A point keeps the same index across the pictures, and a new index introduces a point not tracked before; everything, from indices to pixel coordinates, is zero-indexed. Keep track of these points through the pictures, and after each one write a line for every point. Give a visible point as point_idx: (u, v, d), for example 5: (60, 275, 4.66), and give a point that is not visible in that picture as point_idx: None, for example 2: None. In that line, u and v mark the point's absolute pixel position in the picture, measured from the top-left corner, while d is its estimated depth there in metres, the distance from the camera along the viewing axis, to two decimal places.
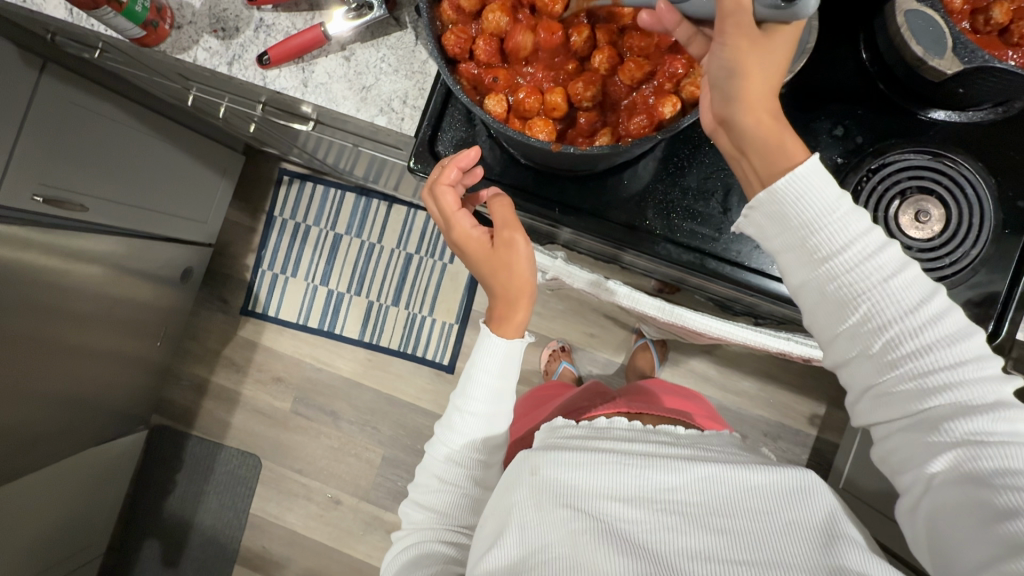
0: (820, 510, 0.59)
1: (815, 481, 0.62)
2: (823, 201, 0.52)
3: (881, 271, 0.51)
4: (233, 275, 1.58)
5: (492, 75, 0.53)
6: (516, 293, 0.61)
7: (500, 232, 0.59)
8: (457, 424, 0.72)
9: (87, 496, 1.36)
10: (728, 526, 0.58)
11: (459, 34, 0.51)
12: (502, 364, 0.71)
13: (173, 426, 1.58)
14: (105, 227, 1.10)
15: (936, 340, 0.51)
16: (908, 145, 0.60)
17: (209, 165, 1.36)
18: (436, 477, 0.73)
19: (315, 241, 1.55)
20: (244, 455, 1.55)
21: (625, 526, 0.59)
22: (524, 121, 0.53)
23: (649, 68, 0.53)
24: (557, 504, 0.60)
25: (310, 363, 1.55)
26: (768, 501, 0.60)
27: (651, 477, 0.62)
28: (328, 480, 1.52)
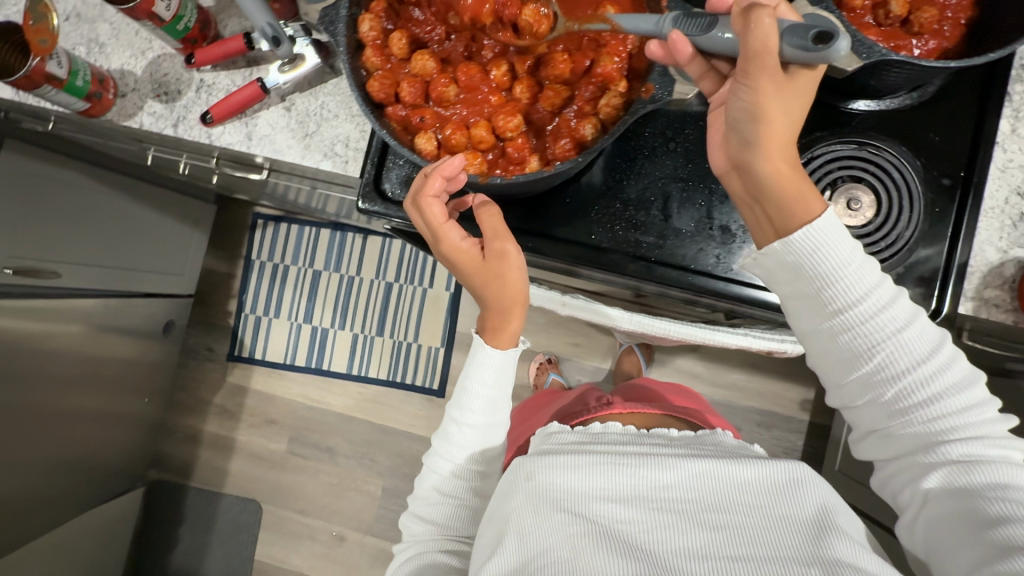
0: (811, 504, 0.61)
1: (808, 476, 0.63)
2: (838, 252, 0.55)
3: (894, 323, 0.55)
4: (217, 322, 1.58)
5: (420, 115, 0.56)
6: (510, 301, 0.62)
7: (492, 242, 0.59)
8: (454, 435, 0.73)
9: (89, 560, 1.34)
10: (720, 524, 0.59)
11: (383, 80, 0.54)
12: (496, 372, 0.71)
13: (171, 479, 1.57)
14: (81, 290, 1.10)
15: (945, 387, 0.55)
16: (833, 139, 0.63)
17: (181, 217, 1.37)
18: (435, 486, 0.73)
19: (295, 280, 1.56)
20: (245, 501, 1.54)
21: (622, 526, 0.61)
22: (454, 156, 0.57)
23: (567, 93, 0.58)
24: (555, 509, 0.62)
25: (301, 402, 1.55)
26: (760, 499, 0.61)
27: (647, 476, 0.64)
28: (331, 517, 1.52)
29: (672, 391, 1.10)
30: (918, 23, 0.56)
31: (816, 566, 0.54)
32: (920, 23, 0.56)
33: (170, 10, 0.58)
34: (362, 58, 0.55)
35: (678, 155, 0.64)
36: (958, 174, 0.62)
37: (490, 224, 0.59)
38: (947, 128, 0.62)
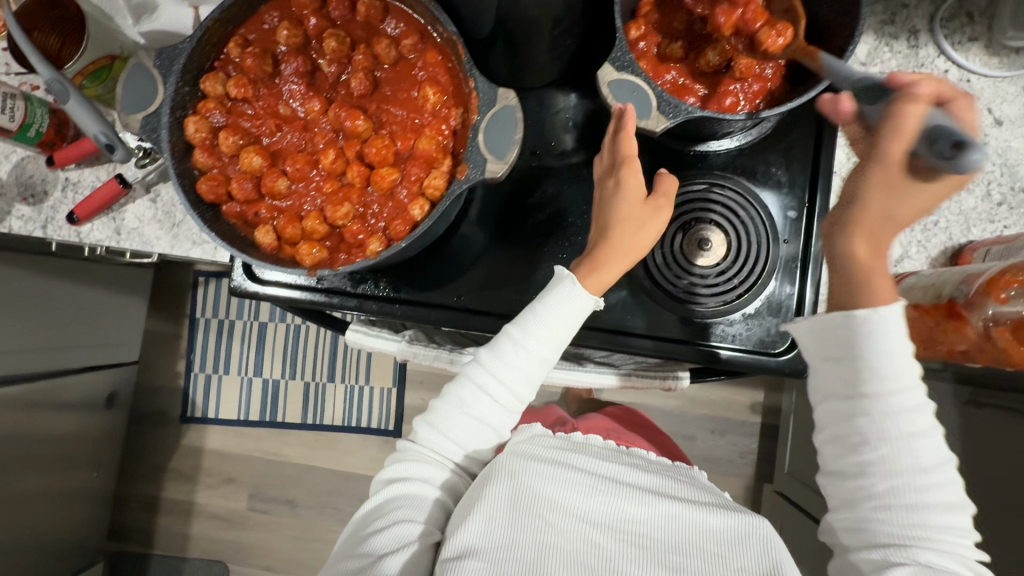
0: (759, 555, 0.63)
1: (760, 532, 0.65)
2: (892, 351, 0.59)
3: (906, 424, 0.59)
4: (166, 385, 1.57)
5: (255, 210, 0.64)
6: (629, 256, 0.65)
7: (655, 201, 0.66)
8: (501, 372, 0.69)
9: None
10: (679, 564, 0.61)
11: (212, 182, 0.62)
12: (568, 318, 0.66)
13: (134, 550, 1.55)
14: (8, 378, 1.08)
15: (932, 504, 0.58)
16: (682, 183, 0.72)
17: (114, 287, 1.36)
18: (457, 412, 0.71)
19: (241, 335, 1.55)
20: (209, 563, 1.52)
21: (588, 545, 0.62)
22: (292, 245, 0.64)
23: (394, 177, 0.63)
24: (537, 516, 0.63)
25: (258, 457, 1.53)
26: (723, 548, 0.63)
27: (626, 506, 0.66)
28: (299, 570, 1.50)
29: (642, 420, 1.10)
30: (739, 70, 0.63)
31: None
32: (740, 70, 0.63)
33: (16, 120, 0.65)
34: (193, 159, 0.62)
35: (543, 209, 0.73)
36: (801, 207, 0.72)
37: (663, 190, 0.67)
38: (789, 164, 0.73)
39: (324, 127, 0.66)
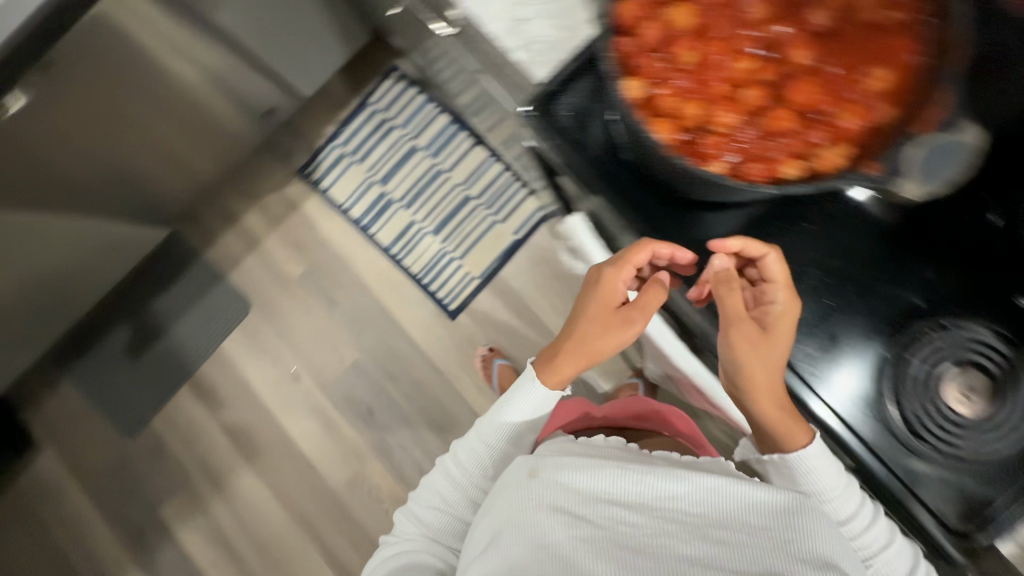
0: (803, 530, 0.60)
1: (805, 509, 0.62)
2: (830, 479, 0.73)
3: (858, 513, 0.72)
4: (307, 135, 1.61)
5: (653, 67, 0.69)
6: (591, 348, 0.79)
7: (625, 309, 0.79)
8: (472, 450, 0.85)
9: (96, 264, 1.41)
10: (721, 538, 0.60)
11: (650, 24, 0.68)
12: (540, 401, 0.83)
13: (191, 243, 1.63)
14: (226, 33, 1.12)
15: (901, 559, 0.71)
16: (977, 324, 0.80)
17: (337, 26, 1.37)
18: (448, 480, 0.86)
19: (392, 143, 1.57)
20: (238, 296, 1.60)
21: (623, 529, 0.62)
22: (661, 119, 0.69)
23: (784, 124, 0.67)
24: (558, 508, 0.65)
25: (333, 247, 1.58)
26: (768, 524, 0.61)
27: (656, 487, 0.66)
28: (299, 355, 1.57)
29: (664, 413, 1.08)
30: None
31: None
32: None
33: None
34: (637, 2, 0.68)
35: (832, 253, 0.87)
36: None
37: (648, 297, 0.79)
38: None
39: (754, 34, 0.68)
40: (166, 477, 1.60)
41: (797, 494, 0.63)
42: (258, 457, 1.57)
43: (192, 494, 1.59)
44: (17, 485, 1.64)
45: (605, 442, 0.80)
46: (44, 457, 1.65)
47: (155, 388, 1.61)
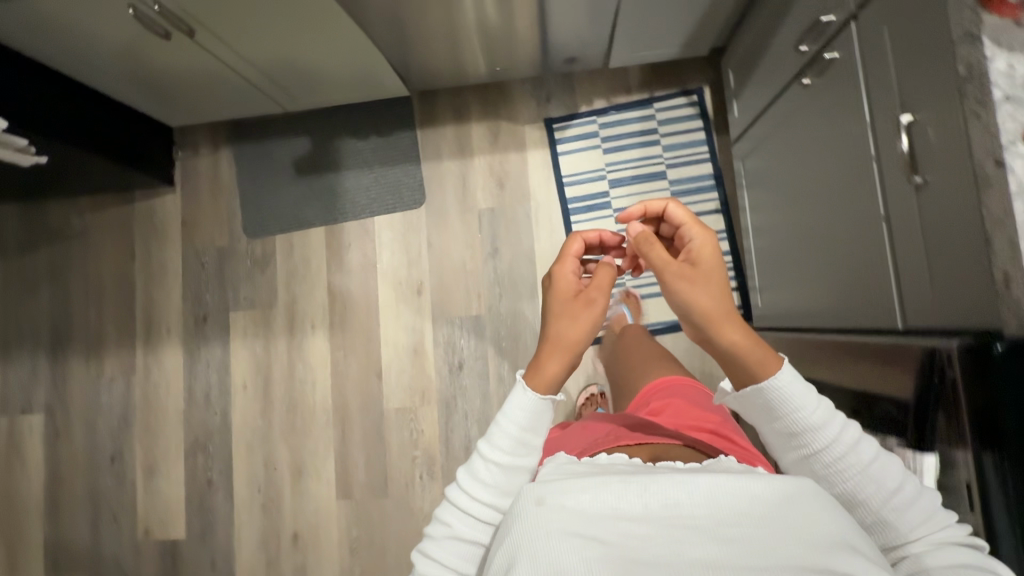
0: (822, 524, 0.41)
1: (807, 492, 0.43)
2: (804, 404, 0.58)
3: (864, 457, 0.57)
4: (577, 93, 1.52)
5: None
6: (565, 319, 0.63)
7: (596, 284, 0.65)
8: (481, 477, 0.60)
9: (338, 83, 1.38)
10: (737, 538, 0.40)
11: None
12: (533, 418, 0.60)
13: (411, 113, 1.56)
14: None
15: (921, 522, 0.55)
16: None
17: (695, 31, 1.27)
18: (462, 517, 0.59)
19: (647, 155, 1.49)
20: (419, 187, 1.56)
21: (637, 543, 0.40)
22: None
23: None
24: (564, 536, 0.41)
25: (529, 206, 1.52)
26: (794, 510, 0.42)
27: (661, 494, 0.43)
28: (434, 275, 1.53)
29: (735, 437, 0.82)
30: None
31: (829, 573, 0.37)
32: None
33: None
34: None
35: None
36: None
37: (599, 280, 0.65)
38: None
39: None
40: (254, 291, 1.60)
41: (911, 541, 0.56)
42: (342, 333, 1.55)
43: (266, 321, 1.58)
44: (133, 206, 1.66)
45: (618, 464, 0.56)
46: (167, 199, 1.65)
47: (297, 212, 1.59)
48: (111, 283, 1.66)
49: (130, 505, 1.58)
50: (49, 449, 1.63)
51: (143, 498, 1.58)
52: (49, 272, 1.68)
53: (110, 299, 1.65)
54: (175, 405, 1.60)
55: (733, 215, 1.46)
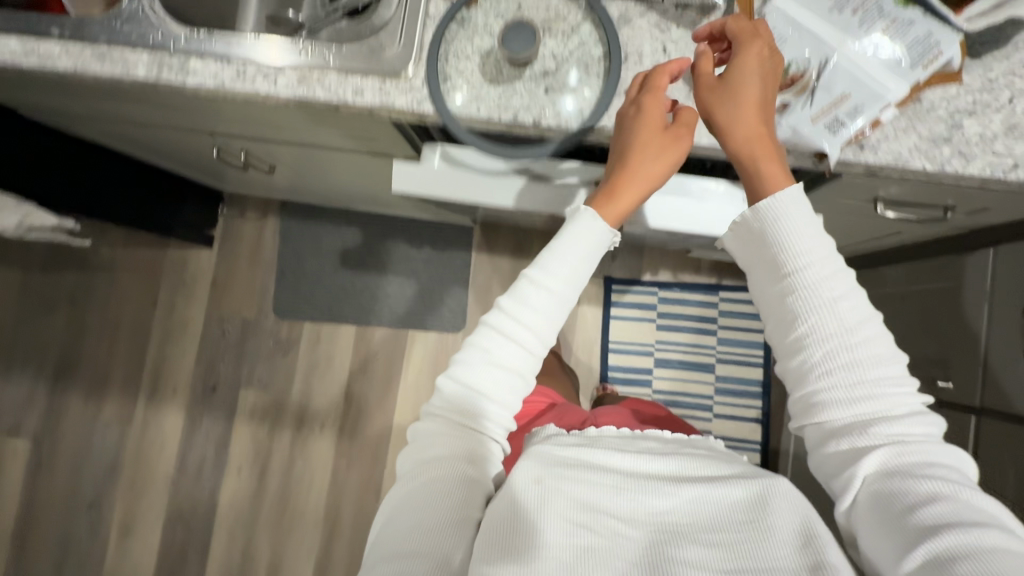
0: (791, 519, 0.48)
1: (773, 493, 0.50)
2: (799, 237, 0.53)
3: (835, 291, 0.52)
4: (644, 259, 1.45)
5: None
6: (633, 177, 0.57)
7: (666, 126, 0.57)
8: (500, 364, 0.58)
9: (401, 207, 1.34)
10: (712, 541, 0.47)
11: None
12: (581, 260, 0.58)
13: (472, 236, 1.51)
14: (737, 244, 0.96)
15: (875, 379, 0.51)
16: None
17: None
18: (469, 384, 0.58)
19: (700, 343, 1.43)
20: (461, 313, 1.50)
21: (622, 542, 0.48)
22: None
23: None
24: (570, 524, 0.48)
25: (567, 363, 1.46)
26: (750, 512, 0.49)
27: (636, 501, 0.51)
28: None
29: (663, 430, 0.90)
30: None
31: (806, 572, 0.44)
32: None
33: None
34: None
35: None
36: None
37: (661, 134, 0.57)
38: None
39: None
40: (271, 374, 1.54)
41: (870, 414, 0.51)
42: (349, 441, 1.50)
43: (276, 408, 1.53)
44: (166, 253, 1.59)
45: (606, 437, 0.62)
46: (203, 256, 1.58)
47: (333, 305, 1.54)
48: (127, 326, 1.60)
49: (98, 558, 1.55)
50: (29, 481, 1.59)
51: (112, 554, 1.54)
52: (66, 296, 1.62)
53: (123, 342, 1.60)
54: (165, 468, 1.55)
55: (773, 428, 1.40)
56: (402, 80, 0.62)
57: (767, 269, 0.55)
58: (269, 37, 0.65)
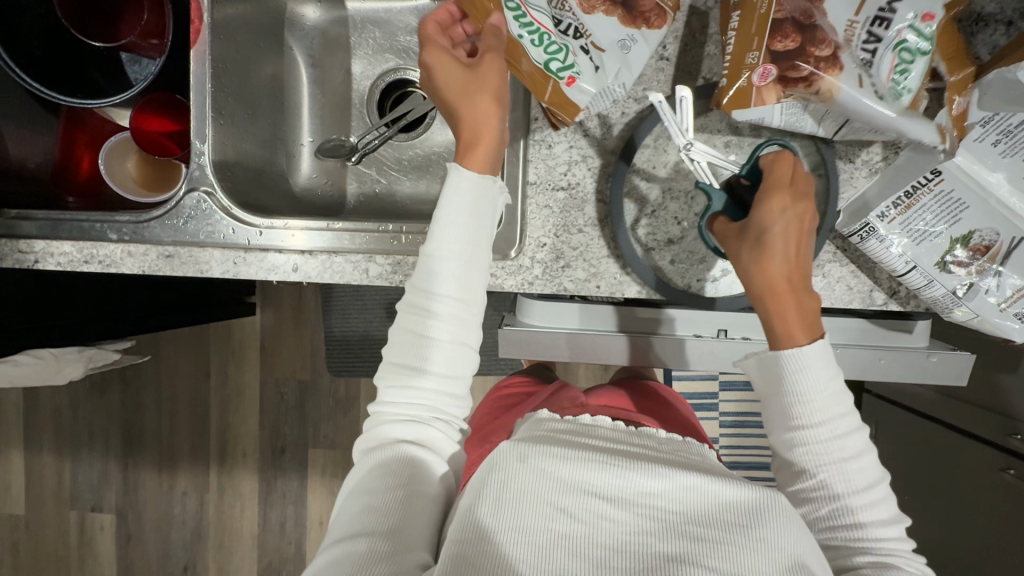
0: (788, 538, 0.39)
1: (777, 505, 0.41)
2: (819, 377, 0.48)
3: (845, 441, 0.47)
4: None
5: None
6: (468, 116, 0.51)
7: (777, 300, 0.48)
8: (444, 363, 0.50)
9: None
10: (704, 538, 0.39)
11: None
12: (474, 214, 0.50)
13: None
14: None
15: (871, 498, 0.47)
16: None
17: None
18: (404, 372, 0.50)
19: None
20: None
21: (608, 528, 0.39)
22: None
23: None
24: (542, 508, 0.39)
25: None
26: (739, 517, 0.40)
27: (624, 480, 0.41)
28: None
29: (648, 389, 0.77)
30: None
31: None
32: None
33: None
34: None
35: None
36: None
37: (787, 301, 0.48)
38: None
39: None
40: (335, 432, 1.55)
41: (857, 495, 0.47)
42: None
43: (347, 462, 1.55)
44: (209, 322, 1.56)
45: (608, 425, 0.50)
46: (246, 321, 1.55)
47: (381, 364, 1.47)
48: (184, 398, 1.60)
49: None
50: (121, 549, 1.65)
51: None
52: (117, 375, 1.62)
53: (182, 414, 1.61)
54: (248, 528, 1.59)
55: None
56: (507, 259, 0.58)
57: (777, 398, 0.49)
58: (289, 223, 0.59)
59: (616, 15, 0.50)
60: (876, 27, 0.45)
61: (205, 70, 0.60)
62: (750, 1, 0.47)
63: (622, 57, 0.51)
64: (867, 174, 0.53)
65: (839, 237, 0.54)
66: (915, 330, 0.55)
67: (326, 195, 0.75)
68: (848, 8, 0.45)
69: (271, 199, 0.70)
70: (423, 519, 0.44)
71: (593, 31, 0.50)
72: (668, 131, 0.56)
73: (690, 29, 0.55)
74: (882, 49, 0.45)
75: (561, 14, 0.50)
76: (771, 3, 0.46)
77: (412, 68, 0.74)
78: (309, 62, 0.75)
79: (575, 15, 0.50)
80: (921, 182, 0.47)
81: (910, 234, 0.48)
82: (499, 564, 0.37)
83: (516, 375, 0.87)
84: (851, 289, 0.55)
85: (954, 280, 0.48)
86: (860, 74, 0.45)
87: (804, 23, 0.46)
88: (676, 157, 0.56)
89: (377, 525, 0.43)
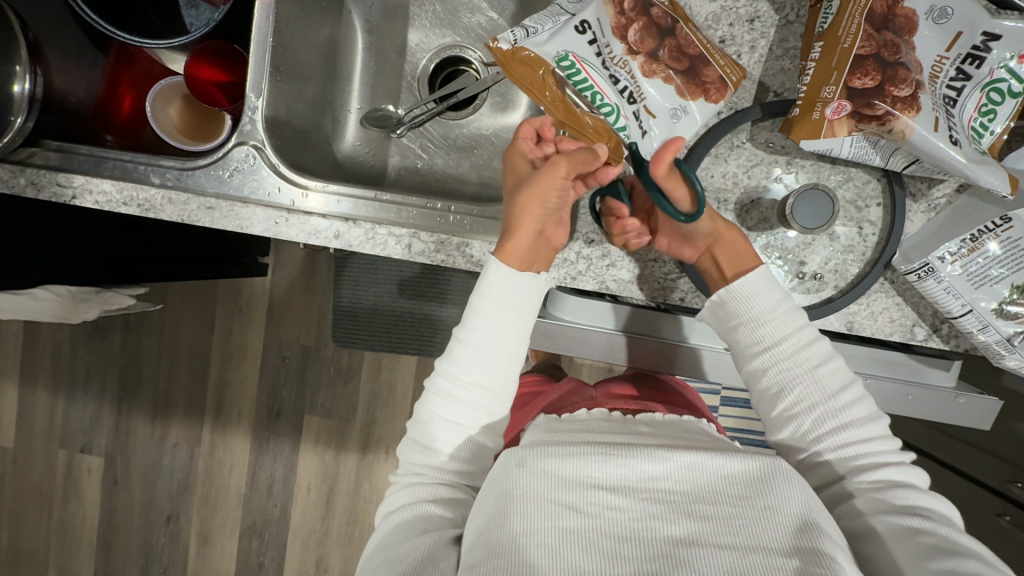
0: (795, 503, 0.39)
1: (780, 472, 0.41)
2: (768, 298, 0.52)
3: (813, 357, 0.51)
4: None
5: None
6: (526, 207, 0.52)
7: (712, 241, 0.54)
8: (460, 394, 0.52)
9: None
10: (711, 516, 0.39)
11: None
12: (509, 296, 0.52)
13: None
14: None
15: (843, 405, 0.49)
16: None
17: None
18: (427, 431, 0.52)
19: None
20: None
21: (615, 518, 0.39)
22: None
23: None
24: (546, 504, 0.39)
25: None
26: (739, 491, 0.40)
27: (628, 469, 0.41)
28: None
29: (656, 376, 0.78)
30: None
31: (800, 556, 0.37)
32: None
33: None
34: None
35: None
36: None
37: (727, 235, 0.54)
38: None
39: None
40: (334, 400, 1.55)
41: (826, 397, 0.50)
42: None
43: (341, 433, 1.55)
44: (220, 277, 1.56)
45: (594, 417, 0.51)
46: (257, 280, 1.54)
47: None
48: (185, 350, 1.59)
49: (179, 565, 1.64)
50: (106, 493, 1.66)
51: (193, 562, 1.63)
52: (120, 320, 1.61)
53: (182, 367, 1.60)
54: (234, 487, 1.60)
55: None
56: (556, 254, 0.58)
57: (736, 321, 0.53)
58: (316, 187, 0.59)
59: (673, 84, 0.52)
60: (966, 65, 0.44)
61: (269, 22, 0.59)
62: (835, 35, 0.47)
63: (671, 125, 0.53)
64: (930, 211, 0.53)
65: (891, 271, 0.55)
66: (950, 369, 0.55)
67: (368, 165, 0.74)
68: (939, 44, 0.45)
69: (315, 161, 0.69)
70: (444, 553, 0.44)
71: (647, 95, 0.52)
72: (732, 141, 0.55)
73: (764, 39, 0.54)
74: (970, 87, 0.44)
75: (619, 72, 0.52)
76: (855, 38, 0.45)
77: (470, 47, 0.73)
78: (366, 28, 0.74)
79: (632, 76, 0.52)
80: (986, 228, 0.47)
81: (968, 275, 0.48)
82: (512, 564, 0.37)
83: (527, 371, 0.88)
84: (893, 321, 0.55)
85: (1009, 327, 0.48)
86: (939, 116, 0.45)
87: (887, 61, 0.45)
88: (735, 168, 0.55)
89: (394, 568, 0.44)
